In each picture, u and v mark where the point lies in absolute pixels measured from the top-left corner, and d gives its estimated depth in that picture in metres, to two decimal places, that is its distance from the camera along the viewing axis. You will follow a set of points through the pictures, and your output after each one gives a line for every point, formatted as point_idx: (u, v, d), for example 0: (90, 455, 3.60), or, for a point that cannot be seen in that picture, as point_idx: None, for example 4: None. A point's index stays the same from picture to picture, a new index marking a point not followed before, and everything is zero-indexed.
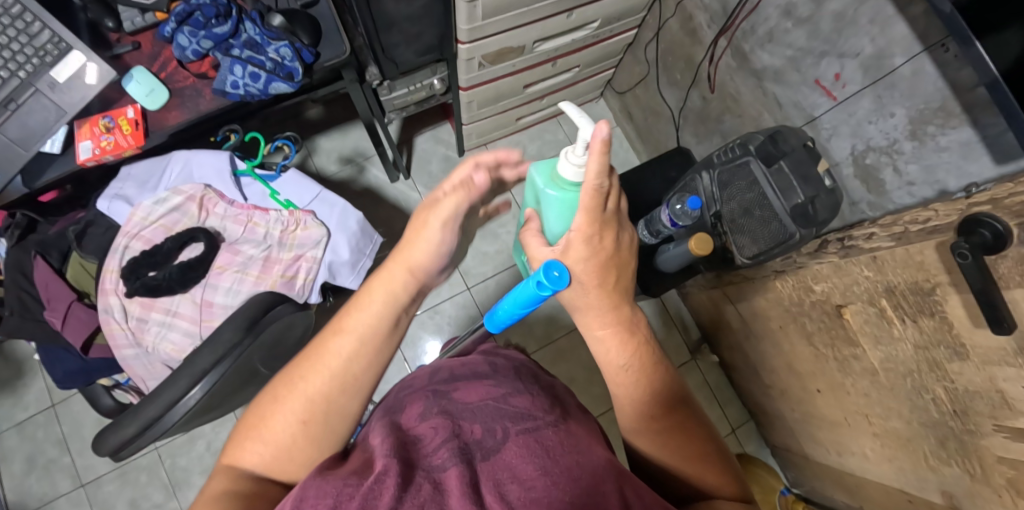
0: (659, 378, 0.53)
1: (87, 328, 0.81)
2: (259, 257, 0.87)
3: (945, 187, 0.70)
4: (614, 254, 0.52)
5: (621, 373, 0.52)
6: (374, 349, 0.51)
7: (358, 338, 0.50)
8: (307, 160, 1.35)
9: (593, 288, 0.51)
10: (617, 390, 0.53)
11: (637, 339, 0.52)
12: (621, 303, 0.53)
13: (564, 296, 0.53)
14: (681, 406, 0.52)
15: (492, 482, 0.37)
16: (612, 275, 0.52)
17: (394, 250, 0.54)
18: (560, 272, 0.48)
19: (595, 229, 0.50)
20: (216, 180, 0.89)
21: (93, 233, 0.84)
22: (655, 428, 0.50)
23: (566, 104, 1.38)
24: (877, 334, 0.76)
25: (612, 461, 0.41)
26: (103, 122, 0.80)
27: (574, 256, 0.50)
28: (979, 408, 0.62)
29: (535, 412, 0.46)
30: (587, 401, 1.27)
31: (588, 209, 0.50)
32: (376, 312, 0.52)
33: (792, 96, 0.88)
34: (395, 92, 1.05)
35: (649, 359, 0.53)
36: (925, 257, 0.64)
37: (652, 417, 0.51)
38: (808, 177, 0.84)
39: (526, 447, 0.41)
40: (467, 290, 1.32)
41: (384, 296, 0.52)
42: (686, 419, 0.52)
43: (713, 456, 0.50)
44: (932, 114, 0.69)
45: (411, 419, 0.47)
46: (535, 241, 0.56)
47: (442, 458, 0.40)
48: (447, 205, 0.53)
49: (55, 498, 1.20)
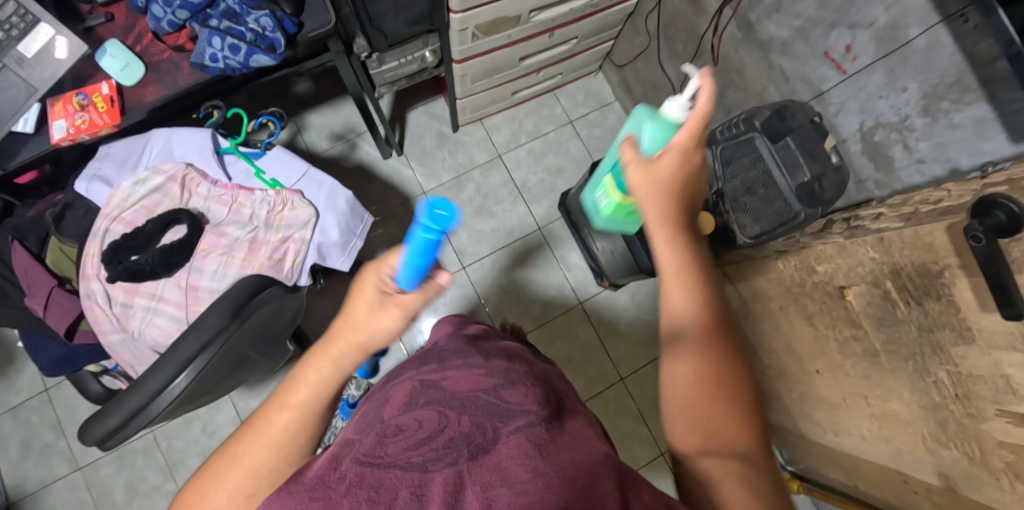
0: (724, 334, 0.45)
1: (70, 314, 0.77)
2: (246, 239, 0.84)
3: (957, 165, 0.68)
4: (694, 174, 0.52)
5: (683, 303, 0.46)
6: (314, 427, 0.42)
7: (304, 413, 0.42)
8: (296, 137, 1.31)
9: (664, 190, 0.50)
10: (667, 325, 0.46)
11: (702, 273, 0.47)
12: (691, 237, 0.50)
13: (637, 179, 0.52)
14: (744, 382, 0.43)
15: (480, 485, 0.34)
16: (685, 191, 0.52)
17: (341, 315, 0.45)
18: (448, 212, 0.45)
19: (689, 147, 0.52)
20: (198, 159, 0.86)
21: (72, 216, 0.82)
22: (697, 380, 0.42)
23: (563, 78, 1.33)
24: (879, 315, 0.74)
25: (610, 459, 0.40)
26: (76, 99, 0.76)
27: (663, 165, 0.51)
28: (982, 393, 0.60)
29: (528, 406, 0.43)
30: (583, 380, 1.26)
31: (689, 134, 0.51)
32: (319, 384, 0.43)
33: (799, 69, 0.85)
34: (385, 65, 1.00)
35: (715, 306, 0.46)
36: (935, 239, 0.63)
37: (699, 365, 0.43)
38: (814, 153, 0.80)
39: (518, 448, 0.37)
40: (461, 269, 1.29)
41: (331, 365, 0.44)
42: (744, 394, 0.42)
43: (755, 459, 0.39)
44: (947, 88, 0.65)
45: (394, 409, 0.44)
46: (629, 152, 0.54)
47: (422, 458, 0.37)
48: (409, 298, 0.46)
49: (52, 481, 1.19)
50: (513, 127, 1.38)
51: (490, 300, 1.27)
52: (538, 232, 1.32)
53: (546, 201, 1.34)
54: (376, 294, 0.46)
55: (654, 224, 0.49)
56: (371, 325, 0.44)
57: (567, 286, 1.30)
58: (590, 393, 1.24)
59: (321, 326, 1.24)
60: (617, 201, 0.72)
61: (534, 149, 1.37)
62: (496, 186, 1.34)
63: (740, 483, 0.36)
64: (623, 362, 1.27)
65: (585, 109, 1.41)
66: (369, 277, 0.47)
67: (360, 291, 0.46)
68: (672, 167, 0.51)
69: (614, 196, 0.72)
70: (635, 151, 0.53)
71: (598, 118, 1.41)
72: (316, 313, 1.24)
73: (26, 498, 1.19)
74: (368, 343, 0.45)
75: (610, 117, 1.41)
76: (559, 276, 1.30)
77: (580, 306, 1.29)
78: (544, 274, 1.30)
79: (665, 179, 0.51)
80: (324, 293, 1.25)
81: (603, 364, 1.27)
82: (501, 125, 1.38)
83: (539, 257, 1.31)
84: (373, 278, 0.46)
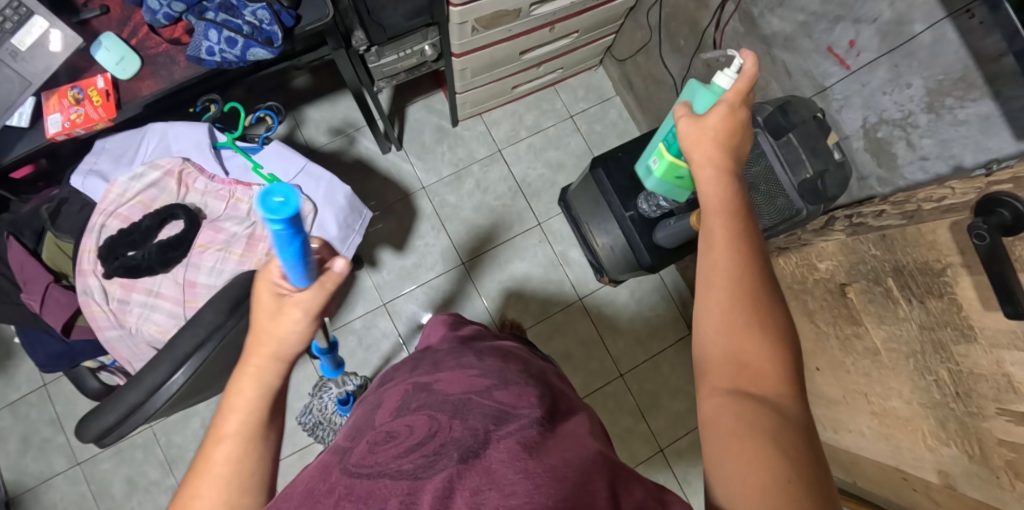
0: (764, 266, 0.43)
1: (66, 311, 0.77)
2: (243, 234, 0.83)
3: (961, 162, 0.67)
4: (747, 127, 0.52)
5: (721, 233, 0.44)
6: (259, 452, 0.38)
7: (242, 439, 0.37)
8: (295, 131, 1.30)
9: (709, 141, 0.51)
10: (705, 256, 0.45)
11: (742, 208, 0.46)
12: (733, 176, 0.49)
13: (688, 131, 0.53)
14: (784, 319, 0.41)
15: (469, 490, 0.33)
16: (736, 140, 0.51)
17: (247, 338, 0.41)
18: (290, 201, 0.31)
19: (741, 101, 0.52)
20: (195, 154, 0.86)
21: (68, 211, 0.82)
22: (731, 311, 0.41)
23: (564, 72, 1.32)
24: (881, 313, 0.74)
25: (603, 458, 0.40)
26: (71, 94, 0.75)
27: (710, 123, 0.52)
28: (983, 391, 0.60)
29: (519, 409, 0.44)
30: (583, 376, 1.26)
31: (740, 93, 0.52)
32: (247, 407, 0.38)
33: (802, 64, 0.84)
34: (384, 59, 0.99)
35: (755, 240, 0.45)
36: (938, 237, 0.62)
37: (734, 296, 0.41)
38: (817, 150, 0.80)
39: (508, 451, 0.37)
40: (461, 264, 1.28)
41: (255, 384, 0.39)
42: (782, 330, 0.41)
43: (785, 401, 0.38)
44: (952, 85, 0.65)
45: (387, 415, 0.45)
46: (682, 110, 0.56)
47: (412, 464, 0.36)
48: (303, 297, 0.40)
49: (52, 476, 1.19)
50: (513, 122, 1.37)
51: (490, 295, 1.27)
52: (538, 228, 1.32)
53: (546, 196, 1.33)
54: (273, 303, 0.41)
55: (700, 167, 0.50)
56: (276, 333, 0.40)
57: (566, 282, 1.29)
58: (590, 389, 1.24)
59: None
60: (666, 162, 0.76)
61: (534, 144, 1.37)
62: (495, 181, 1.34)
63: (763, 424, 0.36)
64: (622, 358, 1.26)
65: (585, 103, 1.40)
66: (262, 288, 0.42)
67: (257, 307, 0.42)
68: (719, 119, 0.52)
69: (664, 158, 0.76)
70: (688, 107, 0.55)
71: (599, 113, 1.40)
72: None
73: (26, 493, 1.19)
74: (281, 351, 0.40)
75: (611, 112, 1.40)
76: (558, 272, 1.30)
77: (579, 302, 1.28)
78: (544, 270, 1.29)
79: (715, 132, 0.51)
80: None
81: (603, 360, 1.27)
82: (501, 120, 1.37)
83: (539, 253, 1.30)
84: (265, 288, 0.41)
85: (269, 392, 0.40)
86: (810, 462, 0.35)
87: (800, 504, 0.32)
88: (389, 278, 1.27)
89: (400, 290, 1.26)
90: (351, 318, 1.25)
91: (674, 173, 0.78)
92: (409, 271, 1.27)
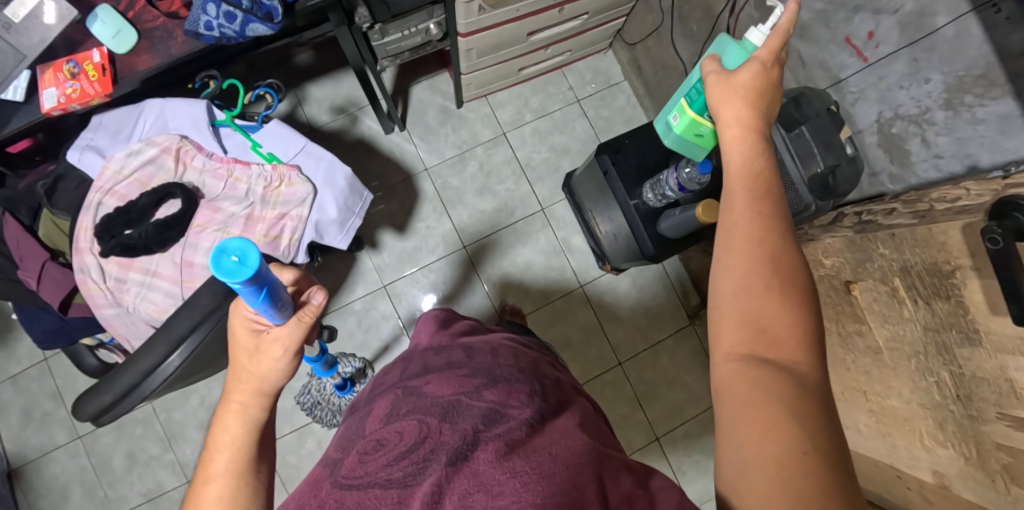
0: (784, 229, 0.42)
1: (62, 289, 0.77)
2: (241, 214, 0.82)
3: (977, 162, 0.66)
4: (776, 87, 0.50)
5: (742, 196, 0.45)
6: (251, 486, 0.39)
7: (232, 476, 0.38)
8: (296, 109, 1.28)
9: (737, 99, 0.49)
10: (727, 219, 0.45)
11: (766, 170, 0.46)
12: (759, 134, 0.48)
13: (715, 85, 0.51)
14: (805, 284, 0.41)
15: (457, 494, 0.34)
16: (766, 99, 0.49)
17: (227, 381, 0.43)
18: (247, 260, 0.38)
19: (773, 59, 0.49)
20: (192, 131, 0.84)
21: (64, 188, 0.82)
22: (751, 276, 0.41)
23: (573, 55, 1.29)
24: (885, 312, 0.73)
25: (590, 449, 0.39)
26: (67, 67, 0.74)
27: (738, 81, 0.49)
28: (985, 395, 0.59)
29: (509, 408, 0.45)
30: (582, 363, 1.26)
31: (772, 49, 0.49)
32: (235, 444, 0.39)
33: (817, 54, 0.82)
34: (387, 37, 0.96)
35: (778, 200, 0.44)
36: (948, 238, 0.61)
37: (753, 259, 0.41)
38: (829, 144, 0.77)
39: (497, 452, 0.37)
40: (463, 248, 1.27)
41: (240, 420, 0.40)
42: (804, 296, 0.40)
43: (805, 369, 0.38)
44: (972, 81, 0.63)
45: (376, 422, 0.45)
46: (711, 62, 0.53)
47: (401, 473, 0.37)
48: (282, 333, 0.44)
49: (53, 449, 1.21)
50: (518, 104, 1.35)
51: (490, 281, 1.26)
52: (541, 213, 1.30)
53: (551, 182, 1.32)
54: (252, 342, 0.44)
55: (726, 126, 0.49)
56: (258, 372, 0.42)
57: (568, 269, 1.28)
58: (588, 377, 1.24)
59: None
60: (687, 121, 0.66)
61: (540, 128, 1.34)
62: (498, 164, 1.32)
63: (781, 392, 0.36)
64: (622, 347, 1.26)
65: (593, 88, 1.37)
66: (236, 329, 0.44)
67: (236, 348, 0.44)
68: (748, 75, 0.49)
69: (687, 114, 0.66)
70: (716, 61, 0.53)
71: (606, 98, 1.37)
72: None
73: (29, 464, 1.20)
74: (264, 386, 0.42)
75: (619, 97, 1.37)
76: (560, 259, 1.28)
77: (580, 290, 1.28)
78: (545, 257, 1.28)
79: (745, 91, 0.49)
80: (324, 269, 1.24)
81: (601, 348, 1.26)
82: (506, 102, 1.34)
83: (541, 239, 1.29)
84: (240, 329, 0.44)
85: (257, 430, 0.41)
86: (827, 430, 0.35)
87: (815, 472, 0.32)
88: (389, 260, 1.26)
89: (400, 272, 1.26)
90: (351, 299, 1.24)
91: (695, 131, 0.68)
92: (410, 254, 1.27)
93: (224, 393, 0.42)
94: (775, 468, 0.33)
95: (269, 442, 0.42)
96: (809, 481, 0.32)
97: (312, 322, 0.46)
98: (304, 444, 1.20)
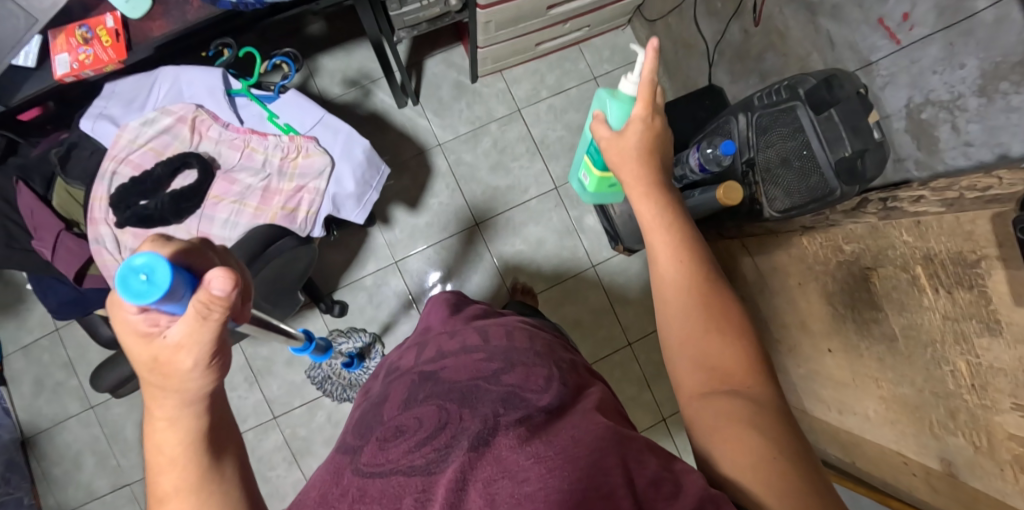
0: (709, 271, 0.50)
1: (77, 259, 0.78)
2: (258, 187, 0.83)
3: (1008, 151, 0.64)
4: (661, 133, 0.58)
5: (664, 248, 0.51)
6: (219, 489, 0.36)
7: (187, 494, 0.35)
8: (308, 81, 1.27)
9: (633, 160, 0.57)
10: (657, 274, 0.51)
11: (679, 220, 0.53)
12: (660, 186, 0.56)
13: (606, 147, 0.60)
14: (738, 318, 0.48)
15: (481, 482, 0.34)
16: (658, 151, 0.58)
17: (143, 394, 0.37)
18: (156, 279, 0.32)
19: (649, 112, 0.57)
20: (207, 100, 0.84)
21: (78, 156, 0.84)
22: (688, 324, 0.47)
23: (591, 30, 1.26)
24: (902, 301, 0.71)
25: (612, 431, 0.39)
26: (80, 32, 0.76)
27: (630, 136, 0.58)
28: (1001, 386, 0.58)
29: (526, 391, 0.44)
30: (592, 343, 1.26)
31: (648, 102, 0.56)
32: (177, 460, 0.36)
33: (847, 36, 0.81)
34: (406, 7, 0.94)
35: (696, 246, 0.51)
36: (976, 227, 0.60)
37: (687, 309, 0.48)
38: (858, 129, 0.76)
39: (519, 440, 0.37)
40: (476, 226, 1.27)
41: (174, 434, 0.36)
42: (743, 332, 0.46)
43: (757, 391, 0.43)
44: (1010, 68, 0.61)
45: (394, 408, 0.45)
46: (601, 127, 0.61)
47: (423, 459, 0.38)
48: (184, 336, 0.35)
49: (66, 419, 1.23)
50: (534, 81, 1.32)
51: (502, 259, 1.26)
52: (554, 192, 1.29)
53: (565, 160, 1.30)
54: (148, 353, 0.35)
55: (631, 187, 0.56)
56: (172, 386, 0.36)
57: (579, 249, 1.28)
58: (598, 356, 1.25)
59: (332, 277, 1.23)
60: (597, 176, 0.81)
61: (555, 105, 1.32)
62: (513, 141, 1.30)
63: (745, 414, 0.40)
64: (632, 327, 1.27)
65: (611, 65, 1.34)
66: (124, 334, 0.36)
67: (136, 360, 0.36)
68: (635, 134, 0.58)
69: (593, 173, 0.82)
70: (605, 127, 0.60)
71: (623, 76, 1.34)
72: (327, 263, 1.24)
73: (41, 433, 1.22)
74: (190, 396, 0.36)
75: None
76: (572, 239, 1.28)
77: (592, 270, 1.27)
78: (558, 236, 1.28)
79: (638, 152, 0.57)
80: (337, 243, 1.24)
81: (612, 328, 1.27)
82: (521, 78, 1.32)
83: (554, 218, 1.28)
84: (131, 336, 0.36)
85: (199, 433, 0.37)
86: (789, 440, 0.39)
87: (786, 474, 0.36)
88: (401, 236, 1.26)
89: (412, 248, 1.25)
90: (362, 275, 1.24)
91: (607, 183, 0.84)
92: (422, 231, 1.26)
93: (147, 406, 0.37)
94: (751, 472, 0.37)
95: (227, 431, 0.39)
96: (785, 480, 0.36)
97: (219, 314, 0.35)
98: (314, 417, 1.21)
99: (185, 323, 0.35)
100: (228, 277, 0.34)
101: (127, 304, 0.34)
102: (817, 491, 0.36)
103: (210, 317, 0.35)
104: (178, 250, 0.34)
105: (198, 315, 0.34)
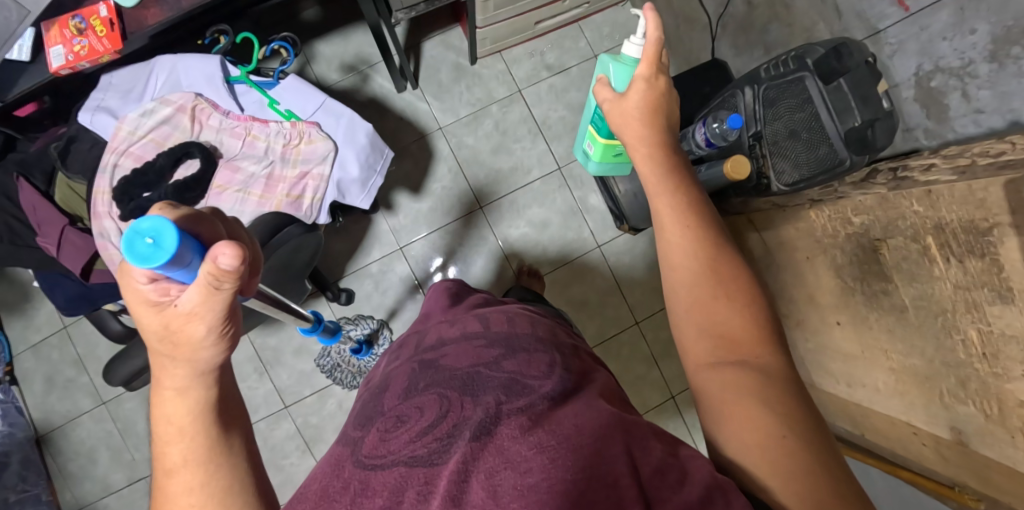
0: (716, 238, 0.49)
1: (83, 254, 0.78)
2: (262, 174, 0.82)
3: (1020, 116, 0.62)
4: (666, 92, 0.57)
5: (668, 211, 0.51)
6: (227, 462, 0.37)
7: (195, 467, 0.35)
8: (306, 68, 1.25)
9: (636, 121, 0.56)
10: (663, 240, 0.51)
11: (684, 182, 0.53)
12: (664, 148, 0.55)
13: (609, 111, 0.59)
14: (746, 283, 0.47)
15: (484, 472, 0.34)
16: (663, 111, 0.56)
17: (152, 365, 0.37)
18: (163, 243, 0.32)
19: (653, 70, 0.55)
20: (206, 88, 0.83)
21: (78, 149, 0.83)
22: (698, 288, 0.47)
23: (591, 7, 1.24)
24: (913, 272, 0.70)
25: (614, 418, 0.39)
26: (73, 23, 0.74)
27: (632, 97, 0.57)
28: (1013, 353, 0.57)
29: (527, 377, 0.44)
30: (600, 323, 1.27)
31: (651, 59, 0.55)
32: (184, 430, 0.36)
33: (855, 3, 0.80)
34: None
35: (701, 210, 0.51)
36: (989, 195, 0.59)
37: (696, 276, 0.48)
38: (867, 98, 0.75)
39: (521, 428, 0.37)
40: (480, 210, 1.26)
41: (184, 405, 0.37)
42: (751, 298, 0.46)
43: (767, 360, 0.43)
44: (1021, 31, 0.60)
45: (395, 398, 0.45)
46: (603, 91, 0.60)
47: (425, 450, 0.37)
48: (192, 307, 0.35)
49: (78, 415, 1.24)
50: (534, 60, 1.30)
51: (507, 242, 1.26)
52: (557, 172, 1.28)
53: (567, 140, 1.29)
54: (158, 321, 0.36)
55: (636, 150, 0.56)
56: (182, 356, 0.36)
57: (585, 230, 1.27)
58: (606, 337, 1.26)
59: (337, 265, 1.23)
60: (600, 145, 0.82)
61: (556, 85, 1.30)
62: (515, 123, 1.29)
63: (756, 388, 0.40)
64: (639, 306, 1.27)
65: (611, 42, 1.32)
66: (136, 304, 0.36)
67: (146, 331, 0.36)
68: (639, 94, 0.56)
69: (599, 140, 0.81)
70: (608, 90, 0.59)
71: None
72: (332, 251, 1.24)
73: (55, 430, 1.24)
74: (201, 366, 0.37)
75: None
76: (577, 220, 1.27)
77: (598, 251, 1.27)
78: (562, 218, 1.27)
79: (642, 113, 0.56)
80: (341, 231, 1.24)
81: (618, 308, 1.27)
82: (521, 58, 1.30)
83: (558, 199, 1.27)
84: (141, 306, 0.36)
85: (209, 405, 0.37)
86: (801, 412, 0.39)
87: (797, 452, 0.36)
88: (406, 221, 1.25)
89: (416, 234, 1.25)
90: (367, 262, 1.24)
91: (610, 152, 0.84)
92: (426, 216, 1.26)
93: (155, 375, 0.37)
94: (761, 452, 0.37)
95: (236, 410, 0.39)
96: (796, 460, 0.36)
97: (230, 287, 0.34)
98: (325, 405, 1.22)
99: (193, 294, 0.34)
100: (237, 252, 0.33)
101: (139, 273, 0.34)
102: (829, 463, 0.36)
103: (216, 290, 0.34)
104: (185, 217, 0.34)
105: (205, 287, 0.34)
